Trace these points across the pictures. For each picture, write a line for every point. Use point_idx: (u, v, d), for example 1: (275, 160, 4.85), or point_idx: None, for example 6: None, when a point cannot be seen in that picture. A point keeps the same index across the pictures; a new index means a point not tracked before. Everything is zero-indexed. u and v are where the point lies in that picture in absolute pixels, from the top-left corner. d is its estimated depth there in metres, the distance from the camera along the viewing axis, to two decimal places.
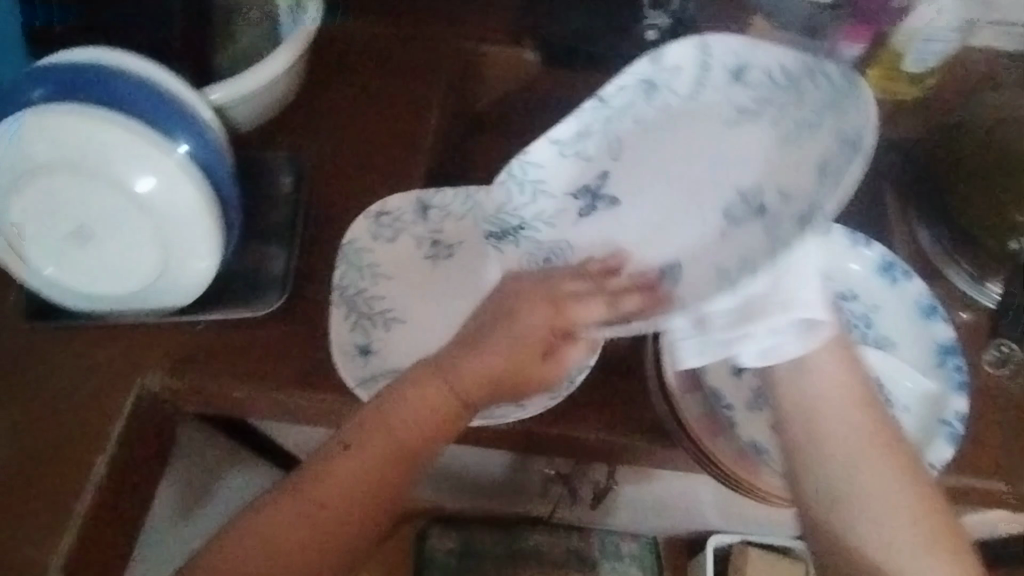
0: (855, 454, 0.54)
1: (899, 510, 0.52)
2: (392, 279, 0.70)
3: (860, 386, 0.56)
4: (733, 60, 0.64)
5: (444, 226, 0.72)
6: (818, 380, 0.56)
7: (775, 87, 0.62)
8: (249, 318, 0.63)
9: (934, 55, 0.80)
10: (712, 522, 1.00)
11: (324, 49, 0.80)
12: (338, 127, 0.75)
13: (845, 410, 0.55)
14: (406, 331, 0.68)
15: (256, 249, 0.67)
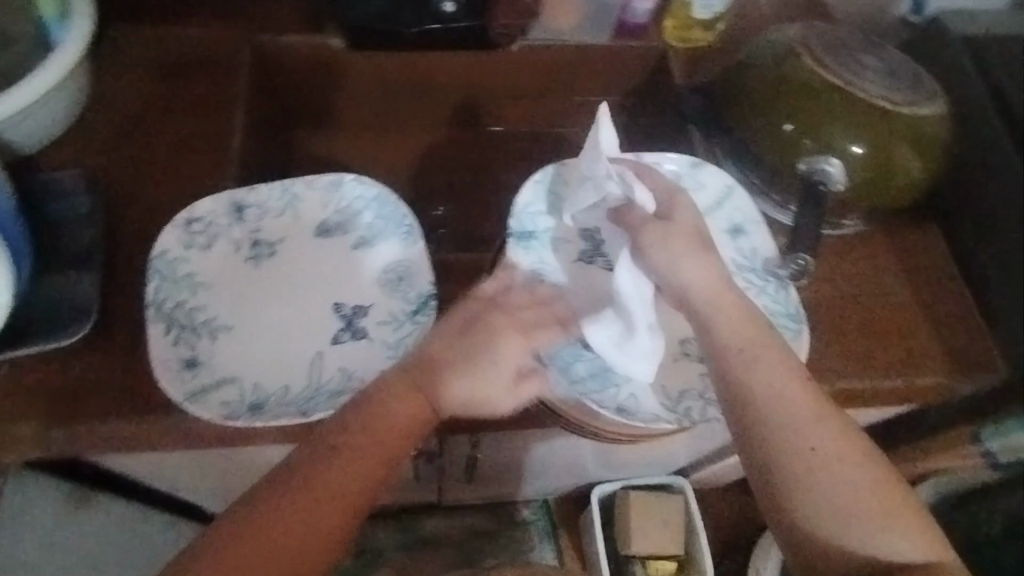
0: (814, 420, 0.52)
1: (855, 452, 0.51)
2: (215, 287, 0.68)
3: (781, 362, 0.54)
4: (729, 219, 0.73)
5: (260, 227, 0.71)
6: (750, 373, 0.53)
7: (755, 270, 0.71)
8: (57, 350, 0.60)
9: (719, 2, 0.84)
10: (592, 473, 1.00)
11: (109, 58, 0.75)
12: (136, 138, 0.71)
13: (790, 385, 0.53)
14: (234, 336, 0.66)
15: (59, 279, 0.63)
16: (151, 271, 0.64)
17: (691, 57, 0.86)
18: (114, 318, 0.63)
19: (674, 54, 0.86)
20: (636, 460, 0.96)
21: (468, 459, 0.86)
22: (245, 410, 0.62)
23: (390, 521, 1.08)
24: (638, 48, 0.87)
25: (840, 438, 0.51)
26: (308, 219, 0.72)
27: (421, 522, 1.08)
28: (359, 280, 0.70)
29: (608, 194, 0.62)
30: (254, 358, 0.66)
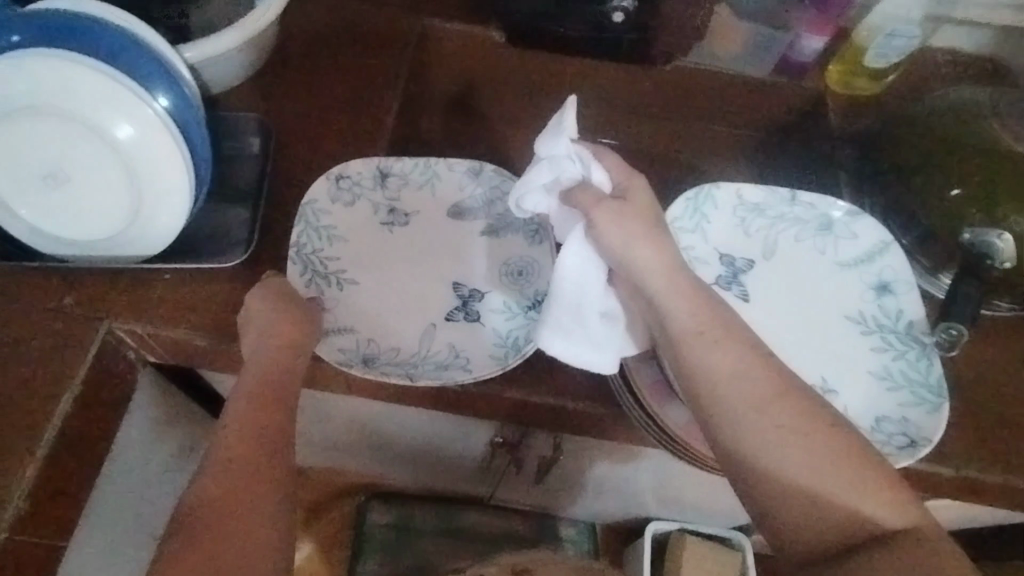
0: (764, 404, 0.49)
1: (814, 429, 0.48)
2: (351, 244, 0.71)
3: (744, 352, 0.51)
4: (877, 275, 0.68)
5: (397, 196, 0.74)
6: (704, 362, 0.51)
7: (896, 332, 0.65)
8: (213, 272, 0.66)
9: (897, 52, 0.83)
10: (650, 508, 1.00)
11: (299, 18, 0.81)
12: (311, 94, 0.77)
13: (738, 373, 0.50)
14: (358, 293, 0.69)
15: (224, 209, 0.69)
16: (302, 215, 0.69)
17: (850, 104, 0.85)
18: (266, 253, 0.67)
19: (833, 99, 0.86)
20: (703, 502, 0.95)
21: (540, 466, 0.87)
22: (358, 360, 0.65)
23: (435, 505, 1.09)
24: (797, 86, 0.86)
25: (792, 410, 0.49)
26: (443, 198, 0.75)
27: (463, 515, 1.08)
28: (481, 265, 0.72)
29: (566, 174, 0.58)
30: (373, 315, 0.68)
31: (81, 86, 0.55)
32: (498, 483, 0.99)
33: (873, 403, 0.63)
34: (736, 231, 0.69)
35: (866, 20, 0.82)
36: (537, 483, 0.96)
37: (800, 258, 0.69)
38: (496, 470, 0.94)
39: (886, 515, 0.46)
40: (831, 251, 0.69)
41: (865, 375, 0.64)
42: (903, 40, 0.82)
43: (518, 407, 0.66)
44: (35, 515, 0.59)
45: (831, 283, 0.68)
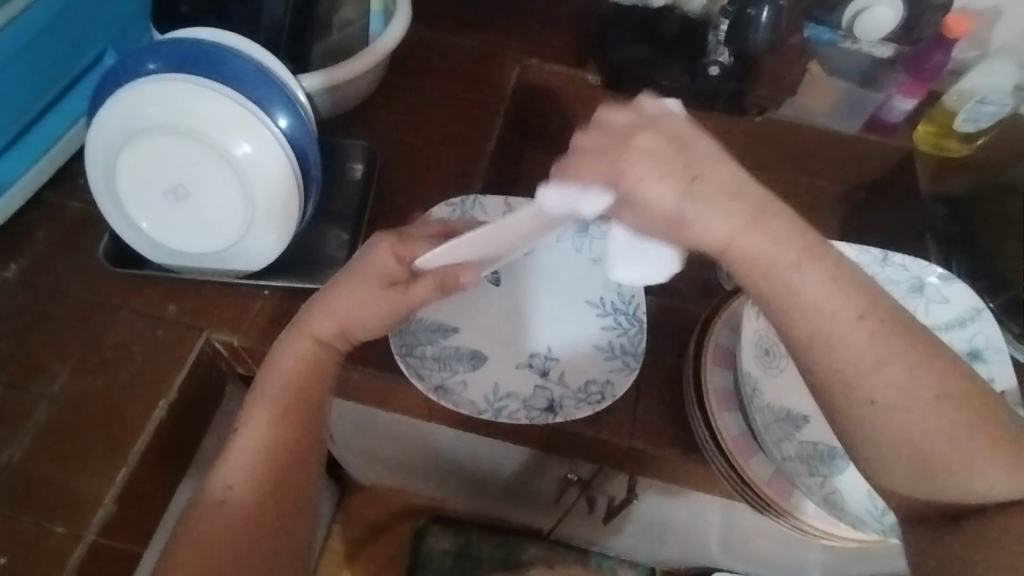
0: (880, 354, 0.41)
1: (943, 412, 0.42)
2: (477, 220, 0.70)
3: (873, 324, 0.41)
4: (968, 343, 0.68)
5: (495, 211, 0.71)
6: (841, 338, 0.41)
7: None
8: (309, 292, 0.68)
9: (987, 117, 0.82)
10: (717, 557, 0.99)
11: (405, 52, 0.85)
12: (412, 126, 0.79)
13: (848, 318, 0.41)
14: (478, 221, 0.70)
15: (324, 231, 0.71)
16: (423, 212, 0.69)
17: (939, 169, 0.84)
18: None
19: (923, 161, 0.85)
20: (772, 558, 0.94)
21: (612, 503, 0.87)
22: (434, 385, 0.63)
23: (496, 535, 1.10)
24: (884, 144, 0.86)
25: (899, 344, 0.41)
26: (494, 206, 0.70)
27: (523, 549, 1.07)
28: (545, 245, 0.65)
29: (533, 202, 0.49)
30: (486, 327, 0.69)
31: (207, 107, 0.58)
32: (562, 518, 1.00)
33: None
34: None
35: (958, 85, 0.83)
36: (604, 522, 0.95)
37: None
38: (564, 504, 0.94)
39: (1008, 488, 0.43)
40: (925, 318, 0.69)
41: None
42: (994, 108, 0.81)
43: (596, 448, 0.66)
44: (123, 517, 0.61)
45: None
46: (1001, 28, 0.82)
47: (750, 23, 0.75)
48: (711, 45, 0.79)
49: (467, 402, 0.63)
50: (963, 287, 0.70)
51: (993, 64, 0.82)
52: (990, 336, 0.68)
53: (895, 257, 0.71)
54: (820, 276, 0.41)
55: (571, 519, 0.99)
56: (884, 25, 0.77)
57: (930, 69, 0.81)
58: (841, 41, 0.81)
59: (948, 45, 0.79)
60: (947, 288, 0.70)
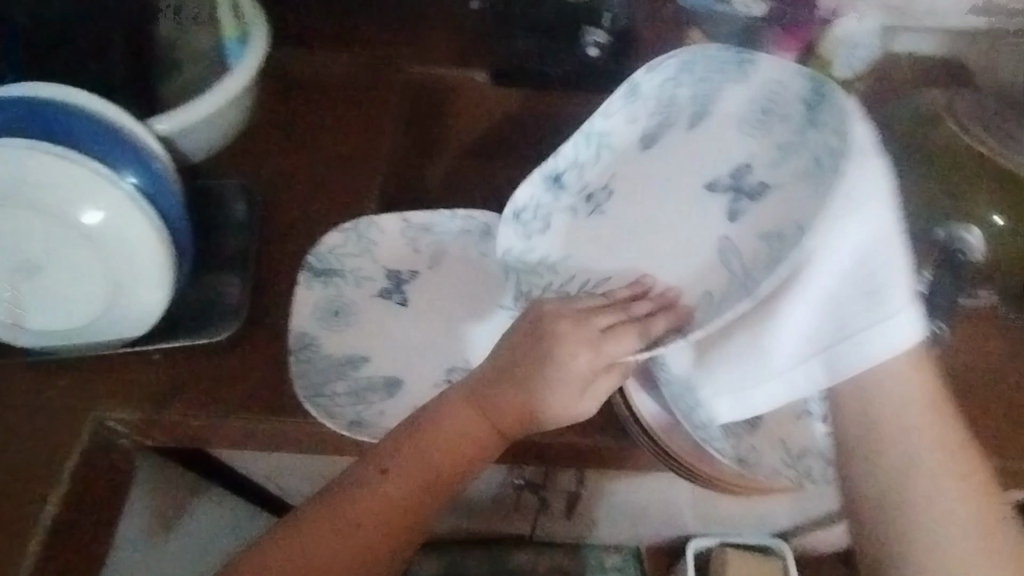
0: (933, 475, 0.48)
1: (992, 523, 0.47)
2: (379, 244, 0.70)
3: (941, 432, 0.49)
4: None
5: (875, 233, 0.46)
6: (914, 448, 0.48)
7: None
8: (202, 346, 0.62)
9: (862, 60, 0.84)
10: (691, 525, 0.98)
11: (272, 77, 0.80)
12: (291, 152, 0.75)
13: (938, 455, 0.48)
14: (376, 248, 0.70)
15: (211, 278, 0.66)
16: (314, 245, 0.68)
17: None
18: (254, 320, 0.64)
19: None
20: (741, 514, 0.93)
21: (574, 495, 0.85)
22: (348, 420, 0.60)
23: (478, 548, 1.06)
24: None
25: (972, 481, 0.48)
26: (846, 245, 0.47)
27: (508, 556, 1.05)
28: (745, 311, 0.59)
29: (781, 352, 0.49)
30: (395, 348, 0.66)
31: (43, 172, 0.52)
32: (534, 520, 0.98)
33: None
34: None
35: (831, 33, 0.83)
36: (570, 515, 0.94)
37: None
38: (530, 504, 0.91)
39: None
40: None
41: None
42: (862, 52, 0.85)
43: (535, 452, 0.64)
44: None
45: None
46: None
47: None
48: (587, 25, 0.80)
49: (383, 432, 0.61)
50: None
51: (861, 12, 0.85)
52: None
53: None
54: (926, 430, 0.49)
55: (538, 518, 0.97)
56: None
57: (803, 24, 0.83)
58: (716, 5, 0.83)
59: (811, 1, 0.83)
60: None
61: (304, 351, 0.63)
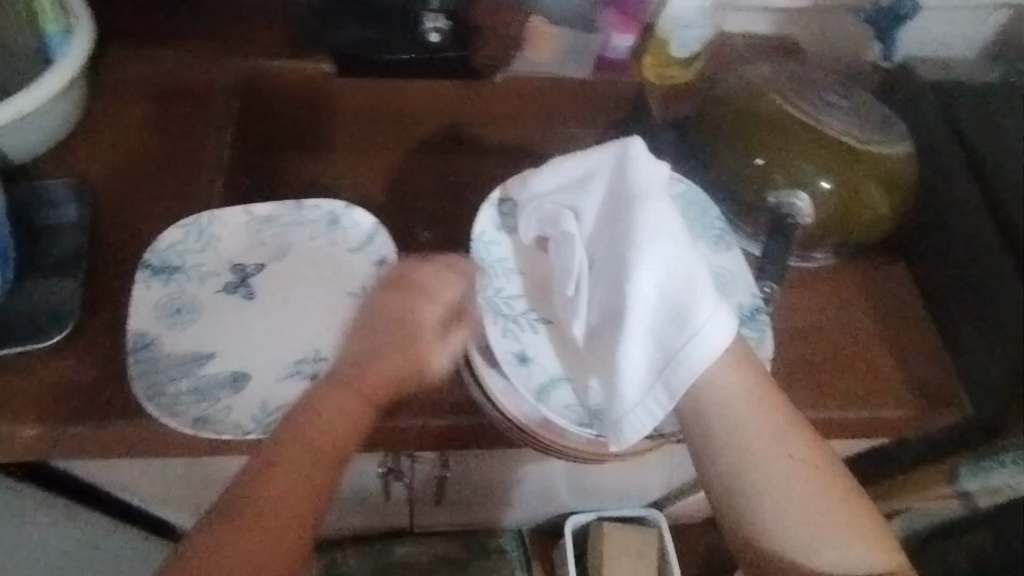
0: (771, 441, 0.56)
1: (806, 479, 0.56)
2: (224, 238, 0.70)
3: (757, 408, 0.57)
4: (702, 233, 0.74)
5: (674, 267, 0.58)
6: (742, 433, 0.56)
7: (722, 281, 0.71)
8: (35, 352, 0.61)
9: (696, 40, 0.88)
10: (566, 504, 1.01)
11: (108, 76, 0.78)
12: (128, 151, 0.74)
13: (759, 445, 0.56)
14: (219, 243, 0.70)
15: (44, 283, 0.65)
16: (153, 240, 0.68)
17: (668, 95, 0.90)
18: (92, 324, 0.63)
19: (653, 91, 0.90)
20: (606, 485, 0.97)
21: (441, 476, 0.87)
22: (189, 420, 0.60)
23: (360, 546, 1.06)
24: (616, 82, 0.89)
25: (784, 453, 0.56)
26: (650, 282, 0.58)
27: (392, 550, 1.06)
28: None
29: (669, 338, 0.57)
30: (246, 339, 0.66)
31: None
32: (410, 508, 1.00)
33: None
34: None
35: (664, 15, 0.87)
36: (443, 498, 0.96)
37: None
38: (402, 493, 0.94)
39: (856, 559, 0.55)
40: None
41: None
42: (698, 31, 0.88)
43: (388, 437, 0.65)
44: None
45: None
46: None
47: None
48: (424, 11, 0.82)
49: (230, 424, 0.61)
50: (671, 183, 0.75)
51: None
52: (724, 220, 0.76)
53: None
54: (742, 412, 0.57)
55: (414, 505, 0.99)
56: None
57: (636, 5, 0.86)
58: None
59: None
60: None
61: (143, 351, 0.62)
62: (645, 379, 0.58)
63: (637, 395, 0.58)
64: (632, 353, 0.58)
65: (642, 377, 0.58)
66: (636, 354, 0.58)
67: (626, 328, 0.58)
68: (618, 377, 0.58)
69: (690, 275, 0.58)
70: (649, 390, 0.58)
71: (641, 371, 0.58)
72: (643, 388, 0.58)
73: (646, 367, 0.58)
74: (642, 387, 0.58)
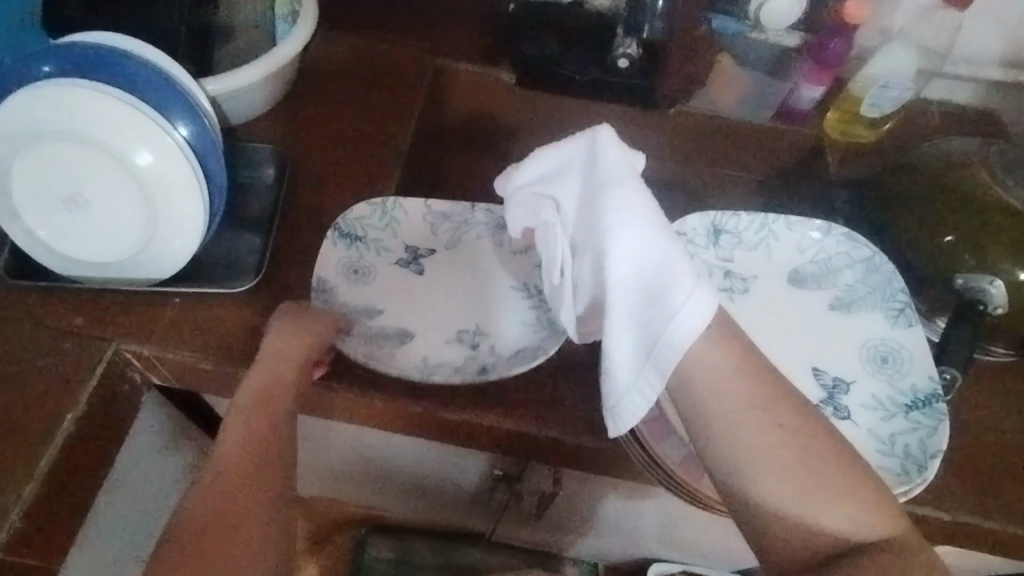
0: (759, 414, 0.51)
1: (799, 453, 0.51)
2: (402, 223, 0.74)
3: (751, 386, 0.52)
4: (886, 305, 0.70)
5: (653, 244, 0.51)
6: (716, 405, 0.51)
7: (895, 361, 0.68)
8: (219, 296, 0.67)
9: (890, 102, 0.85)
10: (652, 549, 0.98)
11: (315, 55, 0.84)
12: (323, 127, 0.79)
13: (757, 418, 0.51)
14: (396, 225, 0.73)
15: (235, 235, 0.70)
16: (350, 208, 0.72)
17: (847, 154, 0.88)
18: (272, 279, 0.68)
19: (832, 147, 0.88)
20: (704, 543, 0.93)
21: (544, 495, 0.85)
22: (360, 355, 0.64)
23: (436, 541, 1.07)
24: (795, 133, 0.88)
25: (782, 415, 0.52)
26: (625, 263, 0.52)
27: (465, 552, 1.06)
28: (798, 353, 0.68)
29: (652, 317, 0.51)
30: (418, 309, 0.70)
31: (104, 113, 0.57)
32: (500, 517, 0.99)
33: (869, 435, 0.65)
34: (760, 252, 0.72)
35: (862, 71, 0.85)
36: (539, 517, 0.95)
37: (822, 275, 0.71)
38: (497, 501, 0.92)
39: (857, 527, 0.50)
40: (845, 279, 0.71)
41: (868, 400, 0.67)
42: (896, 92, 0.84)
43: (518, 439, 0.66)
44: (33, 535, 0.60)
45: (837, 311, 0.70)
46: (898, 14, 0.85)
47: (647, 10, 0.81)
48: (617, 37, 0.82)
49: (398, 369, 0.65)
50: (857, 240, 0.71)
51: (896, 48, 0.84)
52: (910, 293, 0.69)
53: (795, 220, 0.72)
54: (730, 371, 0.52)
55: (503, 514, 0.98)
56: (786, 15, 0.82)
57: (834, 56, 0.83)
58: (748, 32, 0.84)
59: (849, 33, 0.82)
60: (843, 243, 0.71)
61: (324, 294, 0.67)
62: (630, 366, 0.52)
63: (626, 377, 0.53)
64: (617, 331, 0.52)
65: (632, 356, 0.52)
66: (628, 333, 0.52)
67: (614, 301, 0.52)
68: (610, 361, 0.53)
69: (663, 255, 0.51)
70: (642, 375, 0.52)
71: (627, 354, 0.53)
72: (627, 375, 0.53)
73: (641, 342, 0.52)
74: (631, 369, 0.53)
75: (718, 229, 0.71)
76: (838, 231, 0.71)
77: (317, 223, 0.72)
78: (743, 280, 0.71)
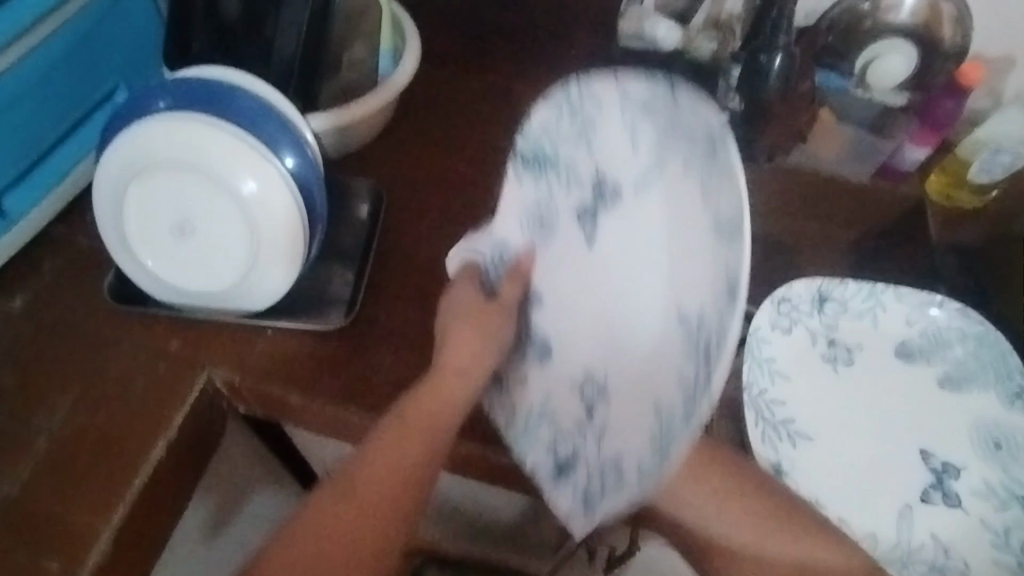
0: (693, 477, 0.59)
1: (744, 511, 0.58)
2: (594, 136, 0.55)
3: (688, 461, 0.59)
4: (1004, 390, 0.66)
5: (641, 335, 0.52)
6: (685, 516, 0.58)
7: (1012, 452, 0.65)
8: (311, 329, 0.67)
9: (1002, 167, 0.81)
10: None
11: (415, 94, 0.85)
12: (419, 165, 0.79)
13: (683, 480, 0.59)
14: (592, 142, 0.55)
15: (330, 269, 0.71)
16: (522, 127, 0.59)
17: (950, 219, 0.84)
18: (363, 316, 0.68)
19: (936, 209, 0.84)
20: None
21: (615, 549, 0.82)
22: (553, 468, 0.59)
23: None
24: (894, 190, 0.83)
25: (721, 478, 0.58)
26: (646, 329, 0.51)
27: None
28: (905, 429, 0.66)
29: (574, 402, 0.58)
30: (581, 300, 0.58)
31: (216, 145, 0.58)
32: (561, 565, 0.95)
33: (981, 525, 0.62)
34: (864, 322, 0.69)
35: (972, 133, 0.81)
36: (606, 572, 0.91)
37: (932, 349, 0.68)
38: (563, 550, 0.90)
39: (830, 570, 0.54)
40: (956, 354, 0.68)
41: (978, 489, 0.64)
42: (1008, 157, 0.80)
43: None
44: (120, 554, 0.60)
45: (947, 389, 0.67)
46: (1012, 77, 0.82)
47: (760, 71, 0.75)
48: (720, 92, 0.77)
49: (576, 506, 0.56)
50: (969, 316, 0.67)
51: (1009, 114, 0.80)
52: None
53: (904, 292, 0.69)
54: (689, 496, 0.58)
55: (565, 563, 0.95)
56: (896, 74, 0.81)
57: (942, 118, 0.80)
58: (852, 88, 0.82)
59: (962, 94, 0.79)
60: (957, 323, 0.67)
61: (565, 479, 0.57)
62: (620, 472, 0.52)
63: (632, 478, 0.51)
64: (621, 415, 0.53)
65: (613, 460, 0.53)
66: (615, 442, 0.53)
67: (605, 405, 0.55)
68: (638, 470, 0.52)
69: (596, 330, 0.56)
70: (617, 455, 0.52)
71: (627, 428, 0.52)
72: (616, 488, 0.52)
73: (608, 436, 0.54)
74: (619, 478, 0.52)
75: (823, 298, 0.69)
76: (954, 307, 0.67)
77: (408, 262, 0.72)
78: (848, 351, 0.69)
